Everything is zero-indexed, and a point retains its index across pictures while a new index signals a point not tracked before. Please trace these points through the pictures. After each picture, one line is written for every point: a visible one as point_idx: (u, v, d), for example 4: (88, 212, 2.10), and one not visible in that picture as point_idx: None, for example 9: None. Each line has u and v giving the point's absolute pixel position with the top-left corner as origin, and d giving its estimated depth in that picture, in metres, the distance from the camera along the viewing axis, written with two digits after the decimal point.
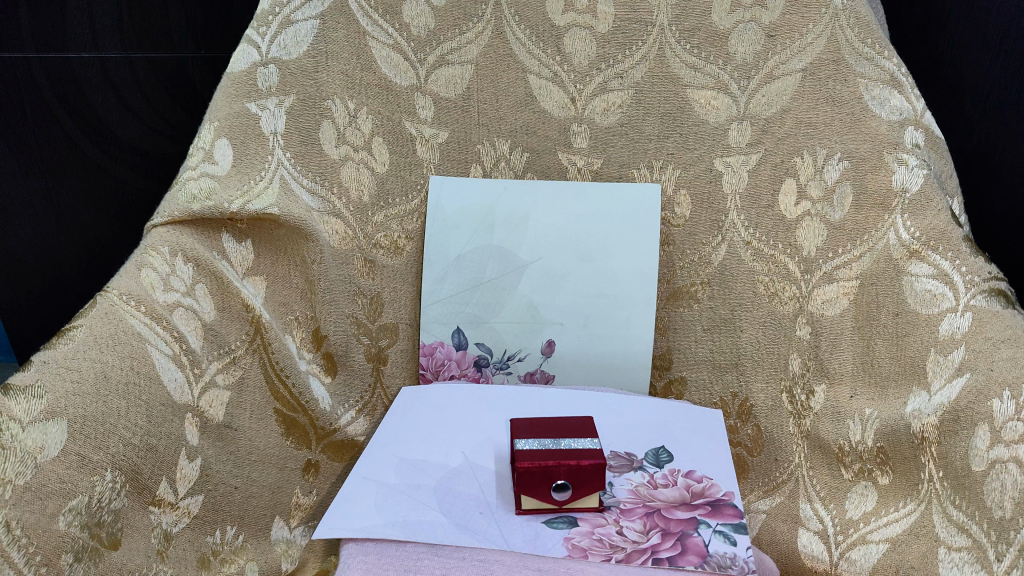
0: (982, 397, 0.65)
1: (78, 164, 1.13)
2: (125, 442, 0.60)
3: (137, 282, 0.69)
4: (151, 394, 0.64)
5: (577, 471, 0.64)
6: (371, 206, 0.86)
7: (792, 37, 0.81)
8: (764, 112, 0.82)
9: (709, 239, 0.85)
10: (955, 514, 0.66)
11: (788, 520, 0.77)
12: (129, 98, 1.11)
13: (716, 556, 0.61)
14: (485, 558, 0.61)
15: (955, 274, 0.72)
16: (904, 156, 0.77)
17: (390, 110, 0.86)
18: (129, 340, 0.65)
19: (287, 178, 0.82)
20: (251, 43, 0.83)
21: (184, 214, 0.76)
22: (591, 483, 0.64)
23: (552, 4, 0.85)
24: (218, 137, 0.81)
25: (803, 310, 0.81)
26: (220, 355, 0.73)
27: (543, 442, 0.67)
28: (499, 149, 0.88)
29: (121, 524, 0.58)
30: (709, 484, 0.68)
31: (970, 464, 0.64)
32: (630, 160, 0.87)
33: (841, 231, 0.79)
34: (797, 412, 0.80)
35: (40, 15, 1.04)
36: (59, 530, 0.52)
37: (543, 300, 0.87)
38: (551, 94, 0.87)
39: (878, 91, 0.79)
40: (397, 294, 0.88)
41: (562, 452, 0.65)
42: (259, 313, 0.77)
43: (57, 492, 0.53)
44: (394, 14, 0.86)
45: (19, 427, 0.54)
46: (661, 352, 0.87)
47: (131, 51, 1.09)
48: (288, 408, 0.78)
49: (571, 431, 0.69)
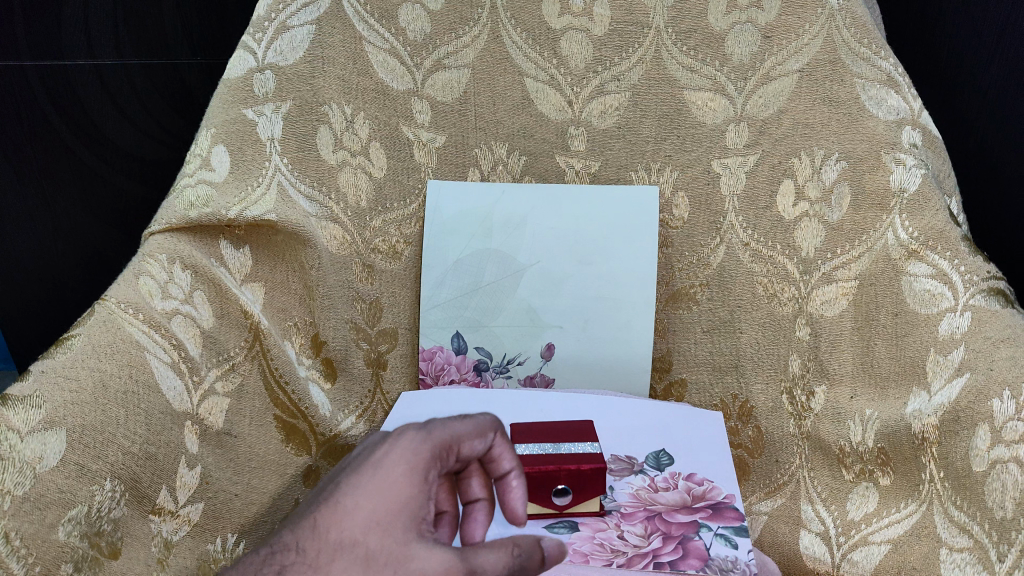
0: (982, 397, 0.65)
1: (75, 172, 1.14)
2: (125, 450, 0.59)
3: (135, 290, 0.69)
4: (150, 403, 0.63)
5: (577, 476, 0.64)
6: (370, 211, 0.86)
7: (787, 38, 0.81)
8: (762, 113, 0.82)
9: (708, 241, 0.85)
10: (957, 514, 0.66)
11: (789, 522, 0.77)
12: (125, 104, 1.12)
13: (717, 559, 0.61)
14: None
15: (954, 273, 0.72)
16: (902, 155, 0.77)
17: (387, 114, 0.86)
18: (128, 348, 0.65)
19: (285, 184, 0.81)
20: (247, 49, 0.84)
21: (181, 221, 0.76)
22: (591, 487, 0.65)
23: (547, 7, 0.85)
24: (215, 144, 0.81)
25: (802, 311, 0.81)
26: (218, 362, 0.73)
27: (544, 446, 0.66)
28: (496, 152, 0.88)
29: (121, 533, 0.58)
30: (710, 486, 0.69)
31: (971, 465, 0.64)
32: (628, 162, 0.86)
33: (839, 232, 0.79)
34: (797, 413, 0.80)
35: (35, 22, 1.04)
36: (58, 540, 0.52)
37: (542, 303, 0.87)
38: (548, 97, 0.86)
39: (875, 91, 0.79)
40: (396, 299, 0.88)
41: (561, 457, 0.65)
42: (258, 319, 0.77)
43: (57, 501, 0.53)
44: (390, 20, 0.85)
45: (18, 436, 0.54)
46: (660, 354, 0.87)
47: (128, 58, 1.09)
48: (288, 414, 0.78)
49: (571, 436, 0.68)
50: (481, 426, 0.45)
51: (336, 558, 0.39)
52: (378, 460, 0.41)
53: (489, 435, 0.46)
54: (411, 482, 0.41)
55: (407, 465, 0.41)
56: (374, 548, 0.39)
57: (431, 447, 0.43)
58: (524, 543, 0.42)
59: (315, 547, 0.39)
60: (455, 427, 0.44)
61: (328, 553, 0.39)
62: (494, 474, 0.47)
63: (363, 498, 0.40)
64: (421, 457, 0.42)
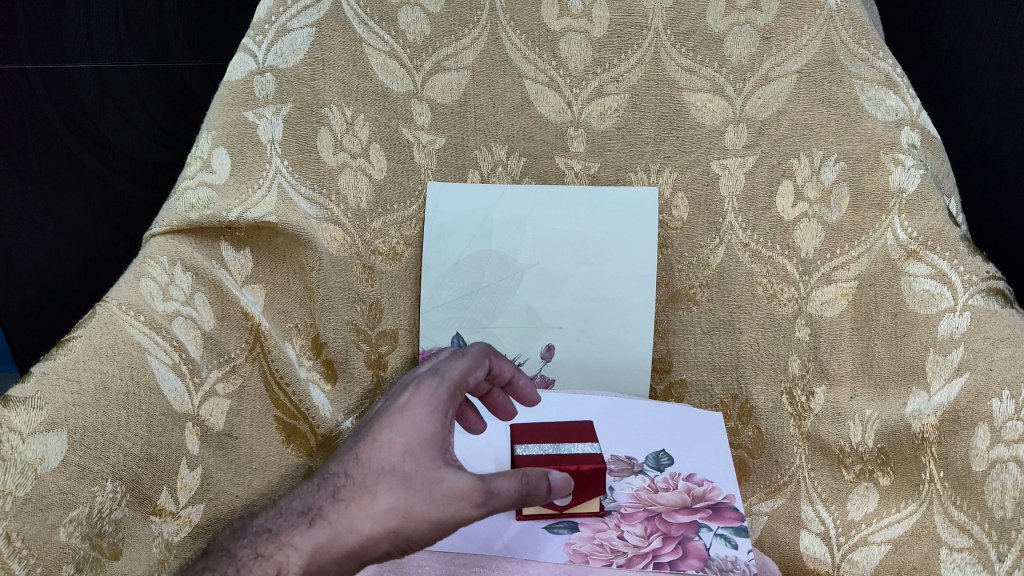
0: (981, 397, 0.65)
1: (76, 174, 1.14)
2: (126, 452, 0.60)
3: (136, 292, 0.69)
4: (151, 404, 0.64)
5: (577, 476, 0.64)
6: (370, 213, 0.86)
7: (786, 39, 0.81)
8: (761, 114, 0.82)
9: (707, 241, 0.85)
10: (956, 514, 0.66)
11: (789, 522, 0.77)
12: (127, 107, 1.12)
13: (717, 560, 0.61)
14: (485, 565, 0.62)
15: (953, 273, 0.72)
16: (901, 156, 0.77)
17: (387, 116, 0.86)
18: (129, 350, 0.65)
19: (286, 186, 0.82)
20: (247, 51, 0.84)
21: (182, 222, 0.76)
22: (592, 488, 0.65)
23: (546, 9, 0.86)
24: (216, 146, 0.81)
25: (802, 312, 0.81)
26: (220, 363, 0.73)
27: (542, 447, 0.67)
28: (496, 154, 0.88)
29: (122, 535, 0.58)
30: (709, 487, 0.69)
31: (970, 464, 0.65)
32: (628, 163, 0.87)
33: (839, 232, 0.79)
34: (796, 414, 0.80)
35: (37, 26, 1.04)
36: (60, 541, 0.53)
37: (542, 305, 0.88)
38: (548, 99, 0.87)
39: (874, 92, 0.79)
40: (396, 300, 0.88)
41: (561, 457, 0.65)
42: (258, 321, 0.77)
43: (58, 503, 0.54)
44: (389, 22, 0.86)
45: (19, 438, 0.54)
46: (661, 355, 0.88)
47: (128, 61, 1.10)
48: (289, 415, 0.78)
49: (570, 436, 0.68)
50: (477, 357, 0.62)
51: (382, 479, 0.53)
52: (405, 404, 0.57)
53: (484, 359, 0.63)
54: (434, 417, 0.56)
55: (429, 403, 0.57)
56: (411, 472, 0.54)
57: (448, 389, 0.58)
58: (532, 474, 0.56)
59: (361, 473, 0.54)
60: (461, 364, 0.60)
61: (374, 476, 0.54)
62: (500, 379, 0.67)
63: (400, 433, 0.55)
64: (439, 398, 0.57)
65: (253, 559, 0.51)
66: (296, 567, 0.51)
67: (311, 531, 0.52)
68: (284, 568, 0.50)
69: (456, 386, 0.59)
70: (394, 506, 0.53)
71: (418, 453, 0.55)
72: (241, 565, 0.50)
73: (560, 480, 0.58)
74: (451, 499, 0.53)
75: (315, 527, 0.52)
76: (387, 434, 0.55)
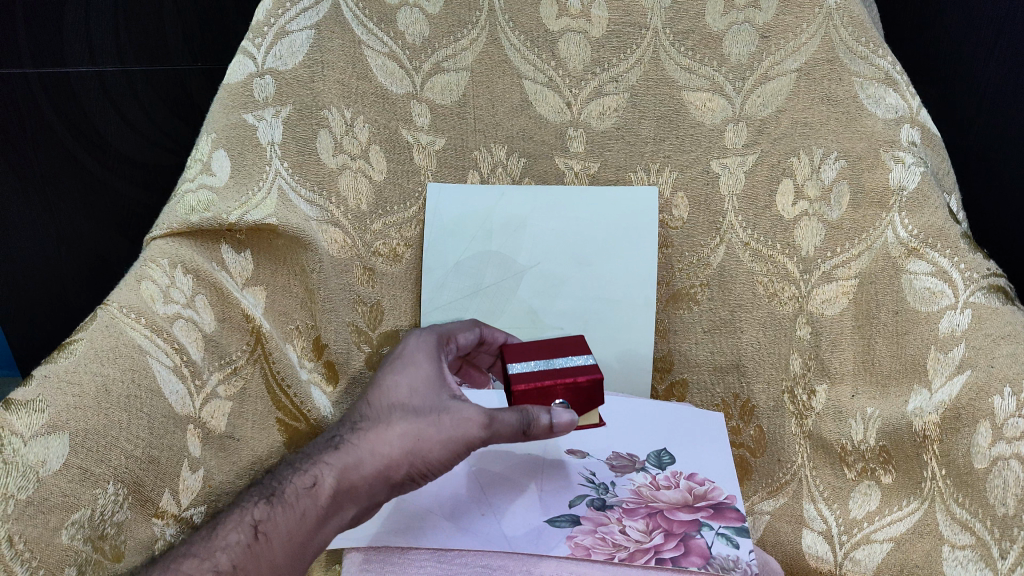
0: (983, 394, 0.66)
1: (78, 180, 1.15)
2: (128, 455, 0.60)
3: (137, 295, 0.69)
4: (153, 406, 0.64)
5: (574, 388, 0.67)
6: (370, 215, 0.86)
7: (786, 37, 0.81)
8: (760, 113, 0.82)
9: (708, 241, 0.85)
10: (959, 512, 0.67)
11: (792, 521, 0.77)
12: (127, 111, 1.13)
13: (718, 558, 0.61)
14: (488, 564, 0.63)
15: (954, 271, 0.73)
16: (901, 154, 0.77)
17: (386, 117, 0.86)
18: (131, 352, 0.65)
19: (286, 187, 0.82)
20: (246, 54, 0.84)
21: (182, 226, 0.77)
22: (589, 397, 0.68)
23: (545, 9, 0.86)
24: (216, 148, 0.82)
25: (802, 310, 0.80)
26: (220, 365, 0.73)
27: (538, 362, 0.68)
28: (496, 155, 0.88)
29: (124, 537, 0.59)
30: (711, 486, 0.69)
31: (973, 462, 0.66)
32: (627, 163, 0.87)
33: (839, 231, 0.79)
34: (799, 413, 0.79)
35: (36, 28, 1.05)
36: (63, 543, 0.53)
37: (542, 305, 0.87)
38: (547, 99, 0.87)
39: (873, 90, 0.79)
40: (397, 301, 0.87)
41: (555, 372, 0.67)
42: (259, 323, 0.77)
43: (60, 505, 0.54)
44: (388, 23, 0.86)
45: (21, 441, 0.55)
46: (661, 354, 0.87)
47: (128, 62, 1.10)
48: (290, 417, 0.78)
49: (563, 347, 0.70)
50: (468, 324, 0.77)
51: (393, 413, 0.65)
52: (401, 350, 0.70)
53: (475, 326, 0.77)
54: (427, 359, 0.69)
55: (423, 347, 0.70)
56: (419, 404, 0.65)
57: (438, 335, 0.74)
58: (534, 408, 0.61)
59: (374, 412, 0.66)
60: (452, 325, 0.76)
61: (383, 411, 0.65)
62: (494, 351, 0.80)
63: (402, 374, 0.67)
64: (427, 343, 0.71)
65: (293, 475, 0.64)
66: (327, 479, 0.63)
67: (338, 454, 0.64)
68: (319, 480, 0.63)
69: (444, 336, 0.74)
70: (405, 432, 0.63)
71: (422, 391, 0.66)
72: (284, 479, 0.64)
73: (564, 420, 0.61)
74: (455, 422, 0.62)
75: (341, 449, 0.64)
76: (392, 377, 0.67)
